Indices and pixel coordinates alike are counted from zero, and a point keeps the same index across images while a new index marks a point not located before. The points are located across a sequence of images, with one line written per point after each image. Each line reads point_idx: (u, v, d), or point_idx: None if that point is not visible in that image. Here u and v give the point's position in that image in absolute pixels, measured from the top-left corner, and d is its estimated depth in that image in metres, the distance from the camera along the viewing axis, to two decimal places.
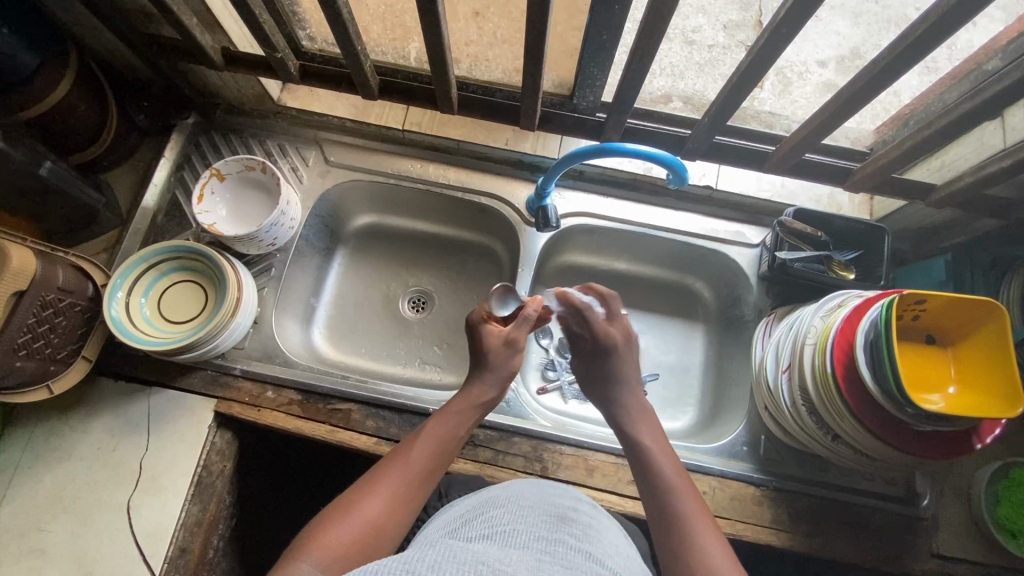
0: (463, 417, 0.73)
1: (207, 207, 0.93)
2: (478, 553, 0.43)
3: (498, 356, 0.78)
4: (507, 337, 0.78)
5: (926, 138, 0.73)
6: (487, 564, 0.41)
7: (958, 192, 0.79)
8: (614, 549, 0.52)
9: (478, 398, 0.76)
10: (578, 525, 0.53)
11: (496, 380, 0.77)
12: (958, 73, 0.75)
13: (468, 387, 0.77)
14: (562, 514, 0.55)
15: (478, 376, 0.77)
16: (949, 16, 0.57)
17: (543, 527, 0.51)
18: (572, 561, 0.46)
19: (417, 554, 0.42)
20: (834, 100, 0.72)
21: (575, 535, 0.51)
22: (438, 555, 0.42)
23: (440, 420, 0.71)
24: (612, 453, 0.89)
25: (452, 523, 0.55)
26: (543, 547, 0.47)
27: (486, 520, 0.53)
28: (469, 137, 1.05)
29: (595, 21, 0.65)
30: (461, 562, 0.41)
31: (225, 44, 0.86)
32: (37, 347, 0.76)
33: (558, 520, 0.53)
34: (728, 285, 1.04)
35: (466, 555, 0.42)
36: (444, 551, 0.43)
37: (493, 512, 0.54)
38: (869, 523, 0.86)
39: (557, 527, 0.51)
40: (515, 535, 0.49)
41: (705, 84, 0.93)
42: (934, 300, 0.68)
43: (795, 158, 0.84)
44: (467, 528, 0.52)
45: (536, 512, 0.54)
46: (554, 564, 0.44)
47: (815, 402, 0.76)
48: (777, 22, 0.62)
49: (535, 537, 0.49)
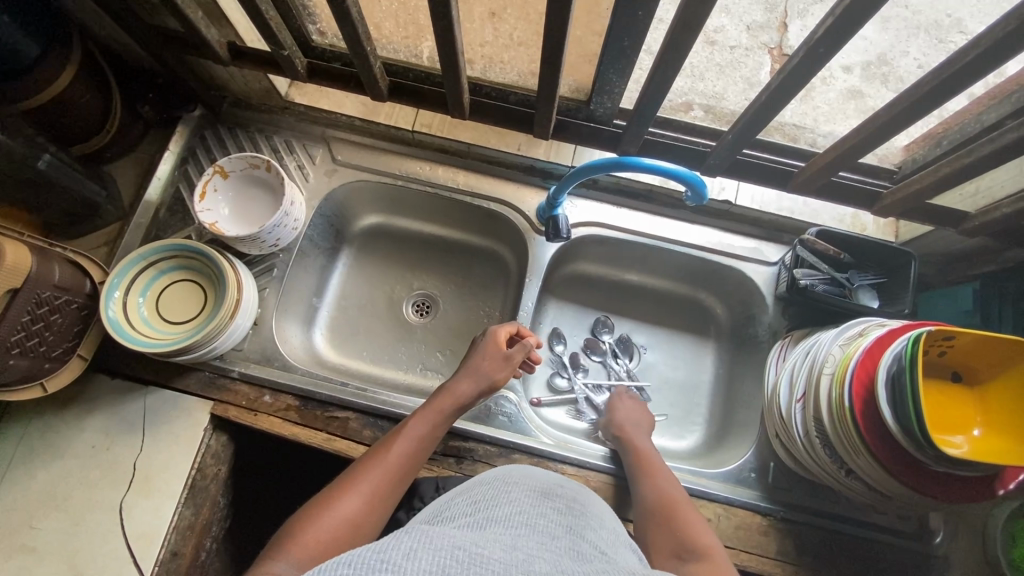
0: (444, 415, 0.75)
1: (209, 205, 0.91)
2: (455, 537, 0.42)
3: (491, 364, 0.81)
4: (508, 358, 0.82)
5: (965, 165, 0.69)
6: (463, 547, 0.40)
7: (993, 222, 0.75)
8: (597, 522, 0.52)
9: (458, 398, 0.77)
10: (561, 500, 0.53)
11: (473, 379, 0.79)
12: (999, 92, 0.70)
13: (452, 385, 0.79)
14: (545, 489, 0.54)
15: (463, 378, 0.79)
16: (1007, 40, 0.52)
17: (524, 503, 0.50)
18: (551, 536, 0.45)
19: (393, 541, 0.40)
20: (871, 121, 0.68)
21: (556, 511, 0.50)
22: (414, 542, 0.40)
23: (420, 418, 0.73)
24: (616, 474, 0.86)
25: (436, 504, 0.54)
26: (523, 523, 0.47)
27: (469, 498, 0.52)
28: (481, 141, 1.01)
29: (617, 28, 0.62)
30: (437, 549, 0.39)
31: (231, 38, 0.84)
32: (31, 345, 0.74)
33: (541, 496, 0.52)
34: (743, 302, 1.01)
35: (444, 539, 0.41)
36: (421, 537, 0.41)
37: (473, 491, 0.53)
38: (877, 559, 0.83)
39: (539, 503, 0.50)
40: (497, 511, 0.48)
41: (725, 85, 0.89)
42: (963, 337, 0.64)
43: (823, 179, 0.80)
44: (448, 509, 0.51)
45: (518, 489, 0.53)
46: (531, 540, 0.44)
47: (830, 434, 0.73)
48: (815, 40, 0.58)
49: (517, 512, 0.48)
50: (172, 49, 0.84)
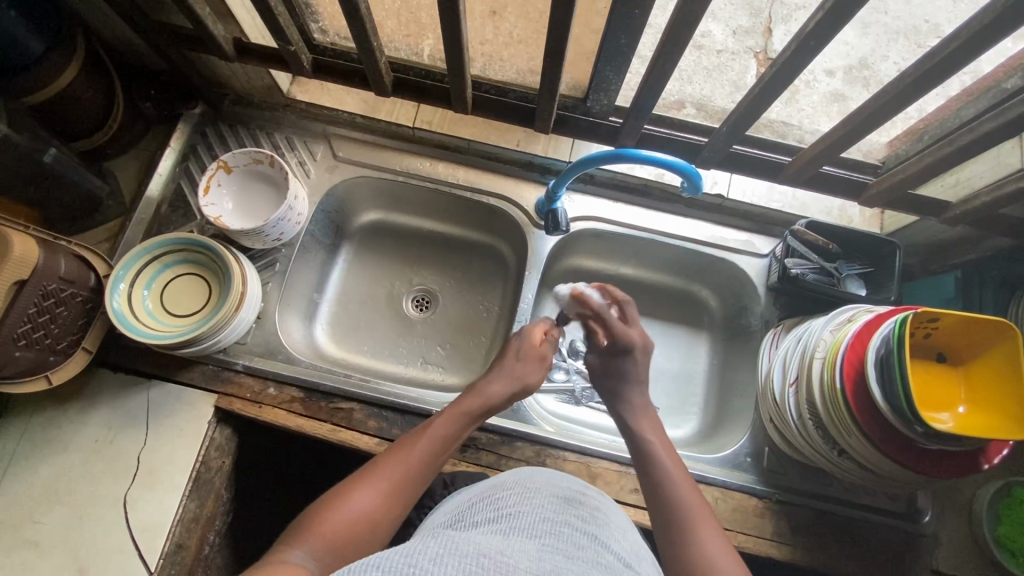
0: (470, 415, 0.72)
1: (213, 200, 0.93)
2: (481, 545, 0.43)
3: (525, 365, 0.79)
4: (539, 353, 0.82)
5: (945, 155, 0.73)
6: (489, 555, 0.41)
7: (973, 211, 0.79)
8: (620, 534, 0.53)
9: (486, 398, 0.75)
10: (584, 508, 0.54)
11: (507, 382, 0.77)
12: (975, 90, 0.74)
13: (483, 386, 0.76)
14: (568, 496, 0.55)
15: (497, 379, 0.77)
16: (983, 34, 0.56)
17: (548, 511, 0.51)
18: (577, 546, 0.46)
19: (419, 547, 0.42)
20: (856, 113, 0.72)
21: (581, 519, 0.51)
22: (441, 548, 0.41)
23: (447, 417, 0.70)
24: (616, 460, 0.88)
25: (457, 510, 0.56)
26: (548, 531, 0.48)
27: (493, 502, 0.54)
28: (480, 137, 1.04)
29: (614, 26, 0.64)
30: (463, 555, 0.41)
31: (237, 35, 0.85)
32: (37, 338, 0.75)
33: (564, 503, 0.53)
34: (736, 293, 1.04)
35: (469, 547, 0.42)
36: (447, 544, 0.42)
37: (499, 494, 0.55)
38: (868, 536, 0.85)
39: (563, 510, 0.52)
40: (519, 519, 0.50)
41: (712, 89, 0.91)
42: (947, 319, 0.68)
43: (812, 170, 0.84)
44: (471, 516, 0.53)
45: (542, 495, 0.54)
46: (557, 550, 0.45)
47: (822, 415, 0.76)
48: (805, 35, 0.61)
49: (540, 519, 0.50)
50: (176, 45, 0.85)
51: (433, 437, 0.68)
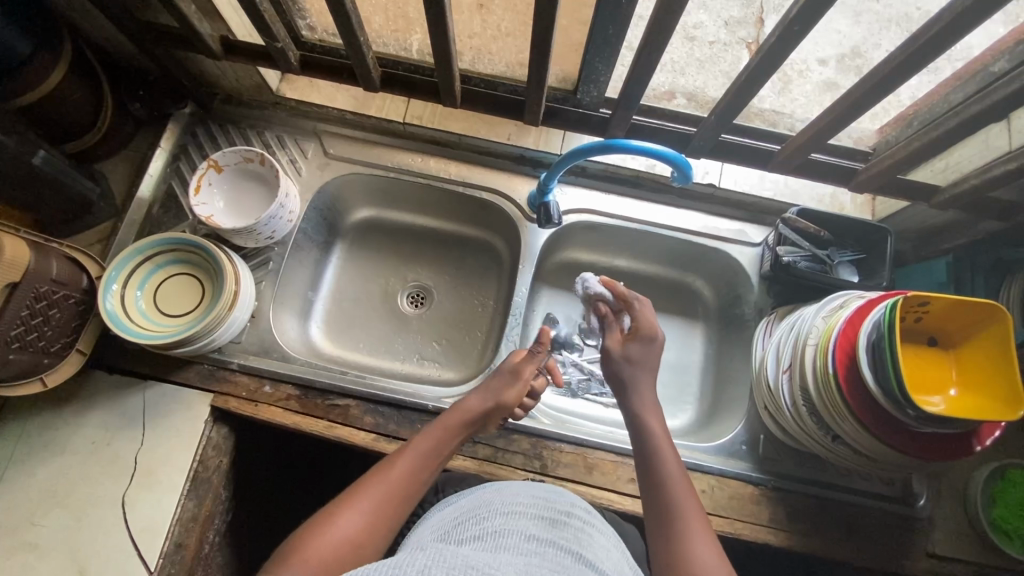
0: (452, 432, 0.73)
1: (204, 199, 0.93)
2: (467, 558, 0.44)
3: (501, 381, 0.81)
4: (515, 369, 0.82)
5: (933, 139, 0.73)
6: (476, 568, 0.42)
7: (962, 194, 0.79)
8: (605, 553, 0.54)
9: (467, 413, 0.76)
10: (570, 529, 0.54)
11: (484, 396, 0.78)
12: (964, 73, 0.74)
13: (462, 403, 0.77)
14: (554, 516, 0.55)
15: (474, 395, 0.78)
16: (967, 14, 0.56)
17: (534, 529, 0.52)
18: (562, 564, 0.47)
19: (407, 559, 0.43)
20: (844, 99, 0.72)
21: (567, 539, 0.52)
22: (428, 560, 0.42)
23: (429, 435, 0.71)
24: (611, 451, 0.88)
25: (444, 526, 0.56)
26: (534, 550, 0.48)
27: (479, 521, 0.54)
28: (471, 131, 1.05)
29: (601, 16, 0.64)
30: (450, 567, 0.41)
31: (224, 32, 0.85)
32: (30, 340, 0.75)
33: (550, 523, 0.53)
34: (729, 283, 1.04)
35: (456, 559, 0.43)
36: (434, 556, 0.43)
37: (485, 513, 0.55)
38: (865, 521, 0.86)
39: (548, 529, 0.52)
40: (505, 537, 0.50)
41: (706, 80, 0.91)
42: (937, 302, 0.68)
43: (801, 157, 0.84)
44: (457, 533, 0.53)
45: (529, 514, 0.54)
46: (542, 568, 0.45)
47: (815, 401, 0.76)
48: (789, 21, 0.61)
49: (526, 538, 0.50)
50: (164, 44, 0.85)
51: (414, 457, 0.68)
